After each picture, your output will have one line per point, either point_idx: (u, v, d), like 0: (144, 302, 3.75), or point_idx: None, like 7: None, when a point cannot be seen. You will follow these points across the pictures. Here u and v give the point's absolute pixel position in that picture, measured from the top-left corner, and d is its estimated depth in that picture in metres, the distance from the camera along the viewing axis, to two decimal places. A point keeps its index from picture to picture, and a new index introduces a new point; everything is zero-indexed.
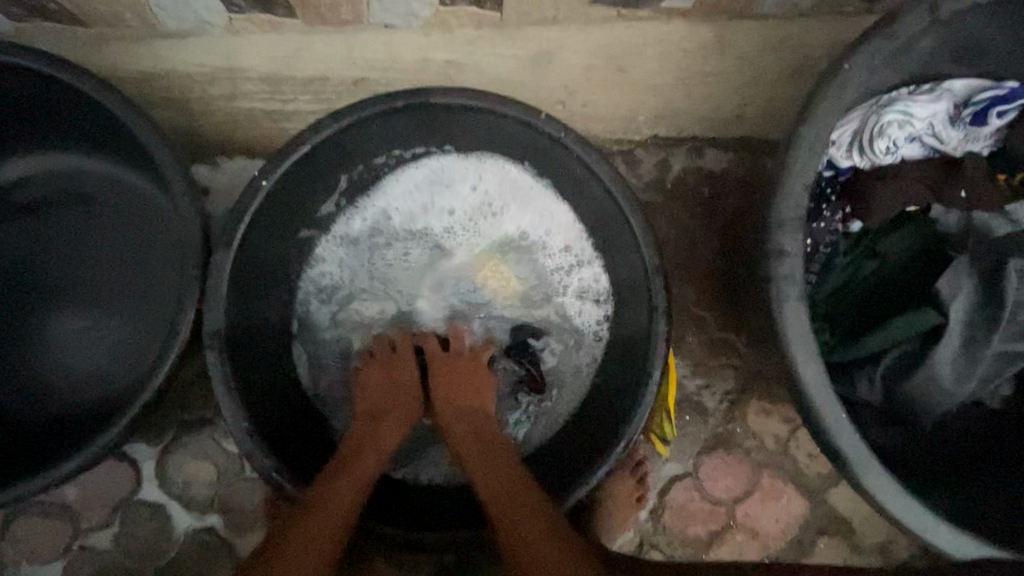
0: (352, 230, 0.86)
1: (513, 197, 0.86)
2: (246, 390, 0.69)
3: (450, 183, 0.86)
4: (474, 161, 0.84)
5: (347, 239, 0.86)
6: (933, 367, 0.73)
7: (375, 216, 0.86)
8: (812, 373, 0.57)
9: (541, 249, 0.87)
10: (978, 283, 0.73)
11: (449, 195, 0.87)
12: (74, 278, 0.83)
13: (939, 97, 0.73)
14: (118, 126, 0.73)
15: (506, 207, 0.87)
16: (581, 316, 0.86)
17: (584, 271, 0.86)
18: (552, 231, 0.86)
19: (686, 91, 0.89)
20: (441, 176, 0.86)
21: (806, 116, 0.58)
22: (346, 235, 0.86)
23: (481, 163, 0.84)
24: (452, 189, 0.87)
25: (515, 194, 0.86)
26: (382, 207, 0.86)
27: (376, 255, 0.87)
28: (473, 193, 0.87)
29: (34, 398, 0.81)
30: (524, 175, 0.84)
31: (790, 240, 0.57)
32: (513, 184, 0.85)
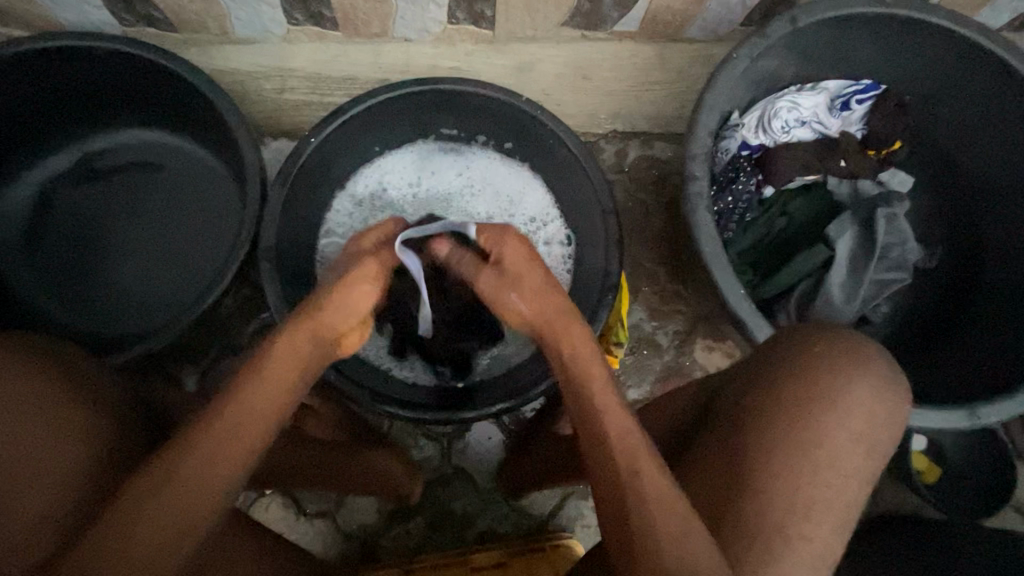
0: (359, 191, 1.08)
1: (487, 181, 1.11)
2: (289, 297, 0.87)
3: (435, 170, 1.11)
4: (455, 151, 1.10)
5: (354, 198, 1.07)
6: (829, 291, 0.94)
7: (376, 185, 1.09)
8: (718, 263, 0.78)
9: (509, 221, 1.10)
10: (858, 228, 0.95)
11: (435, 177, 1.12)
12: (142, 226, 1.02)
13: (818, 92, 0.99)
14: (196, 101, 0.94)
15: (478, 187, 1.11)
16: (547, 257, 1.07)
17: (548, 227, 1.08)
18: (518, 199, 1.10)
19: (637, 96, 1.14)
20: (430, 163, 1.11)
21: (711, 89, 0.81)
22: (360, 198, 1.08)
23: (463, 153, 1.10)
24: (438, 177, 1.11)
25: (487, 178, 1.11)
26: (383, 180, 1.09)
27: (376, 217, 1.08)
28: (455, 178, 1.11)
29: (101, 321, 0.98)
30: (494, 159, 1.09)
31: (700, 169, 0.80)
32: (483, 172, 1.11)
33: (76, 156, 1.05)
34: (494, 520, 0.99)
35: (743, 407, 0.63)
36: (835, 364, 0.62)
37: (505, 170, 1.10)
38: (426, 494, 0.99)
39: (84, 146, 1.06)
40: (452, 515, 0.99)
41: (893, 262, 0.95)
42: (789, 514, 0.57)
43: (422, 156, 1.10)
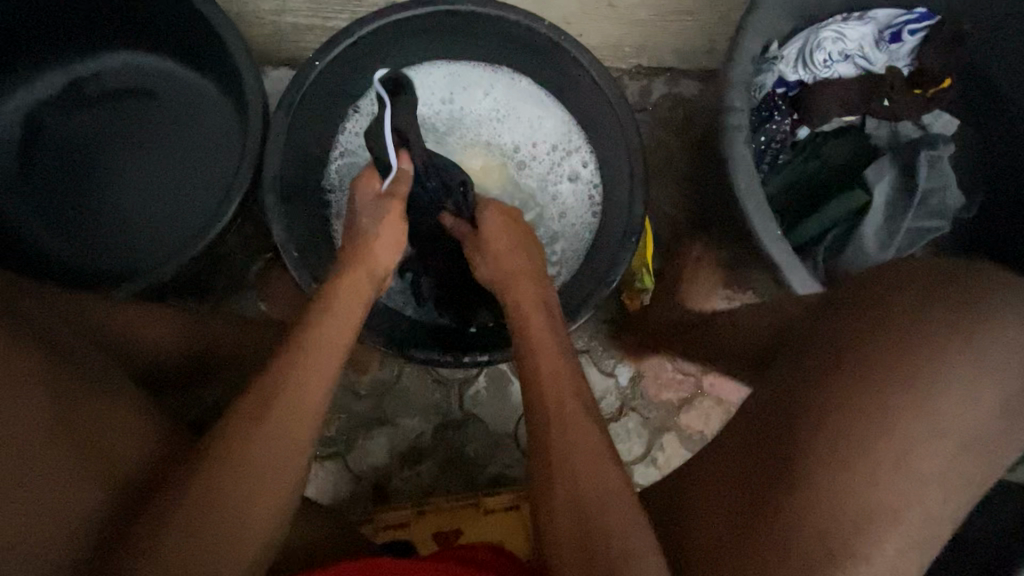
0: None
1: (521, 105, 1.01)
2: (294, 235, 0.82)
3: (463, 86, 1.01)
4: (484, 68, 1.00)
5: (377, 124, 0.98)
6: (862, 237, 0.89)
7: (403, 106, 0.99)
8: (753, 202, 0.73)
9: (540, 151, 1.02)
10: (898, 172, 0.90)
11: (464, 94, 1.02)
12: (136, 158, 0.95)
13: (866, 22, 0.91)
14: (189, 18, 0.87)
15: (516, 109, 1.02)
16: (570, 191, 1.01)
17: (575, 158, 1.00)
18: (549, 126, 1.01)
19: (667, 26, 1.05)
20: (460, 79, 1.01)
21: (757, 8, 0.74)
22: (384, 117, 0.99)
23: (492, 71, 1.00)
24: (467, 94, 1.02)
25: (517, 101, 1.01)
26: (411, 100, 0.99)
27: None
28: (484, 97, 1.02)
29: (97, 256, 0.93)
30: (526, 81, 0.99)
31: (739, 98, 0.73)
32: (515, 92, 1.01)
33: (62, 81, 0.98)
34: (507, 465, 0.97)
35: (807, 362, 0.60)
36: (937, 319, 0.56)
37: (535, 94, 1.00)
38: (434, 442, 0.97)
39: (71, 70, 0.98)
40: (464, 459, 0.97)
41: (934, 210, 0.90)
42: (878, 466, 0.54)
43: (455, 67, 1.00)
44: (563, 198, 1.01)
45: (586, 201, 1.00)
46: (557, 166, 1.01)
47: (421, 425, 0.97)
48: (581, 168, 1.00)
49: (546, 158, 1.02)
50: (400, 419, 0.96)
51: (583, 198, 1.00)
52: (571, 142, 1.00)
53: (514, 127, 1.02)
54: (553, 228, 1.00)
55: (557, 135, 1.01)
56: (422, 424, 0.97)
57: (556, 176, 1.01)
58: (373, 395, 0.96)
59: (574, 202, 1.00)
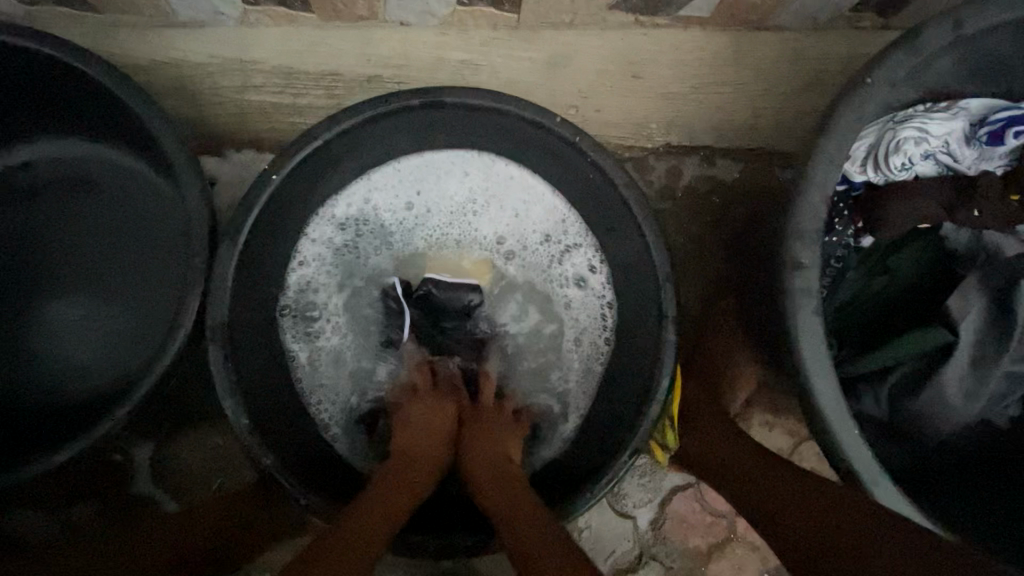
0: (338, 214, 0.83)
1: (512, 202, 0.86)
2: (247, 386, 0.68)
3: (433, 183, 0.85)
4: (456, 159, 0.84)
5: (333, 223, 0.83)
6: (943, 382, 0.73)
7: (362, 207, 0.84)
8: (824, 386, 0.57)
9: (538, 249, 0.86)
10: (990, 303, 0.73)
11: (435, 191, 0.86)
12: (73, 269, 0.81)
13: (954, 115, 0.73)
14: (125, 113, 0.72)
15: (505, 205, 0.86)
16: (574, 299, 0.85)
17: (578, 256, 0.85)
18: (543, 218, 0.85)
19: (700, 101, 0.89)
20: (426, 175, 0.85)
21: (829, 127, 0.57)
22: (343, 224, 0.84)
23: (467, 161, 0.84)
24: (437, 191, 0.86)
25: (502, 191, 0.85)
26: (368, 197, 0.84)
27: (362, 256, 0.85)
28: (461, 192, 0.86)
29: (26, 385, 0.79)
30: (511, 166, 0.84)
31: (807, 251, 0.56)
32: (498, 182, 0.85)
33: None
34: None
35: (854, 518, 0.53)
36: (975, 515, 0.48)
37: (523, 182, 0.85)
38: None
39: None
40: None
41: None
42: None
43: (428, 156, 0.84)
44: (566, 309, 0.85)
45: (596, 309, 0.84)
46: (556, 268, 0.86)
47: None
48: (587, 274, 0.85)
49: (537, 265, 0.86)
50: (381, 571, 0.83)
51: (591, 311, 0.84)
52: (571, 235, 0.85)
53: (497, 226, 0.87)
54: (538, 352, 0.85)
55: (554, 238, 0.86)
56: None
57: (556, 281, 0.86)
58: None
59: (580, 314, 0.85)
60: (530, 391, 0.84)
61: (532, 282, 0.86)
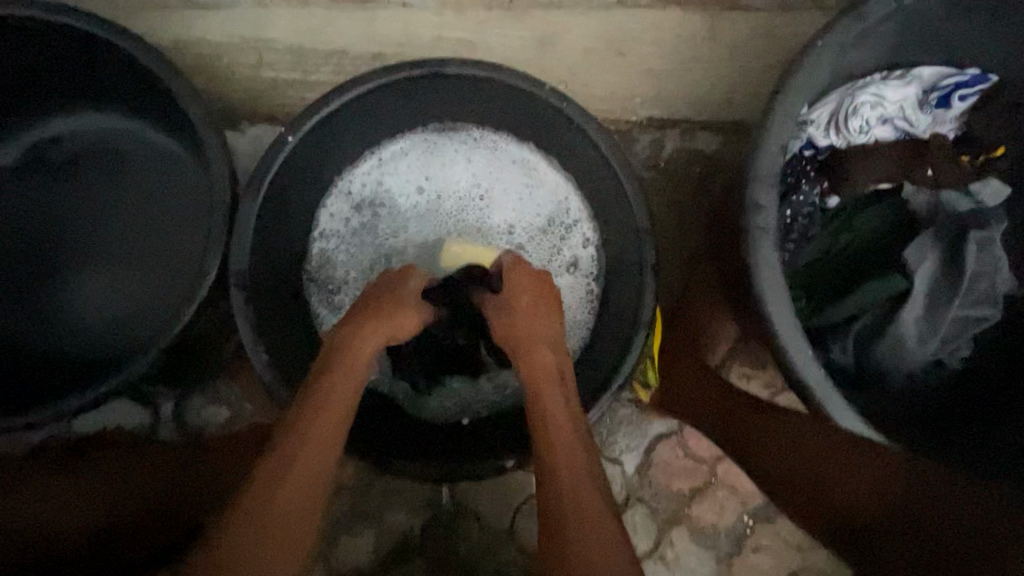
0: (354, 190, 0.91)
1: (505, 172, 0.93)
2: (266, 330, 0.75)
3: (441, 160, 0.93)
4: (460, 139, 0.92)
5: (349, 199, 0.91)
6: (900, 327, 0.80)
7: (377, 182, 0.92)
8: (783, 316, 0.64)
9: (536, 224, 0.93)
10: (942, 253, 0.80)
11: (442, 167, 0.93)
12: (103, 231, 0.88)
13: (908, 82, 0.80)
14: (153, 85, 0.79)
15: (500, 176, 0.93)
16: (568, 269, 0.91)
17: (574, 230, 0.92)
18: (540, 194, 0.93)
19: (681, 76, 0.96)
20: (434, 153, 0.92)
21: (785, 87, 0.65)
22: (359, 196, 0.91)
23: (471, 142, 0.92)
24: (443, 168, 0.93)
25: (503, 170, 0.93)
26: (382, 174, 0.92)
27: (373, 227, 0.92)
28: (464, 169, 0.93)
29: (60, 340, 0.86)
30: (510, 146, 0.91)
31: (765, 195, 0.64)
32: (499, 162, 0.93)
33: (25, 146, 0.91)
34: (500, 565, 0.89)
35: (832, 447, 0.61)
36: None
37: (521, 161, 0.92)
38: (425, 535, 0.89)
39: (33, 134, 0.91)
40: (456, 556, 0.89)
41: (982, 296, 0.80)
42: None
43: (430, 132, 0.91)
44: (562, 279, 0.92)
45: (590, 277, 0.91)
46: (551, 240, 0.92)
47: (409, 518, 0.90)
48: (574, 235, 0.92)
49: (529, 230, 0.93)
50: (387, 512, 0.90)
51: (579, 269, 0.91)
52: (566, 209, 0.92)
53: (493, 195, 0.93)
54: None
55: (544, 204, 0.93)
56: (409, 518, 0.90)
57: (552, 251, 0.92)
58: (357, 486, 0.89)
59: (575, 281, 0.91)
60: None
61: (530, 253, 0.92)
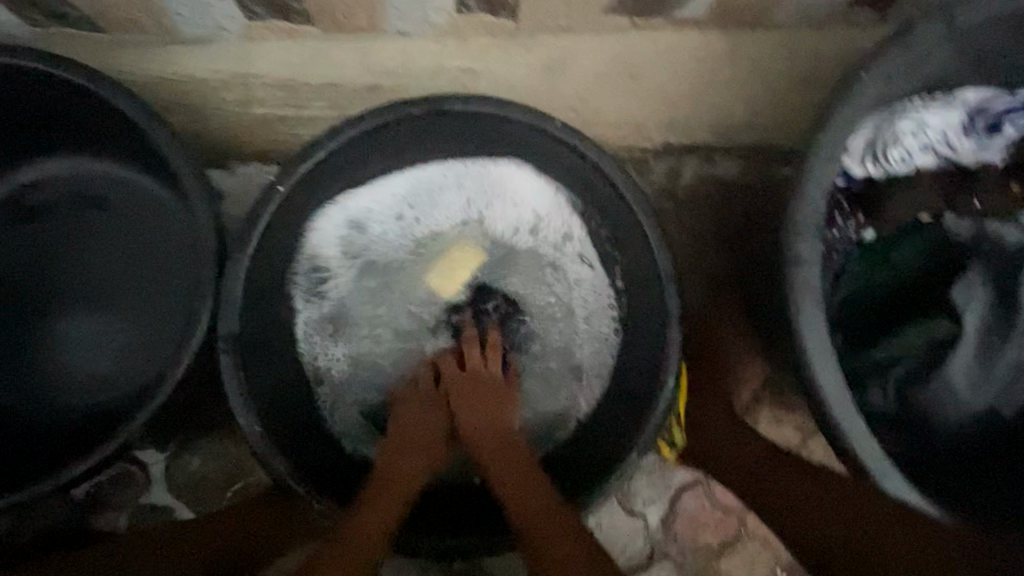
0: (327, 242, 0.83)
1: (498, 199, 0.86)
2: (260, 394, 0.70)
3: (423, 196, 0.86)
4: (443, 169, 0.84)
5: (322, 253, 0.83)
6: (947, 373, 0.74)
7: (355, 226, 0.85)
8: (830, 383, 0.57)
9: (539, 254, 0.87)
10: (993, 292, 0.74)
11: (426, 203, 0.86)
12: (86, 283, 0.83)
13: (954, 107, 0.73)
14: (134, 130, 0.73)
15: (494, 206, 0.86)
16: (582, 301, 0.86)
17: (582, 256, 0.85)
18: (538, 221, 0.86)
19: (699, 100, 0.89)
20: (414, 189, 0.85)
21: (824, 125, 0.58)
22: (336, 244, 0.84)
23: (456, 172, 0.84)
24: (428, 204, 0.86)
25: (496, 195, 0.86)
26: (358, 218, 0.84)
27: (362, 273, 0.86)
28: (451, 201, 0.87)
29: (43, 400, 0.81)
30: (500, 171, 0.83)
31: (806, 246, 0.57)
32: (491, 189, 0.85)
33: (2, 193, 0.85)
34: None
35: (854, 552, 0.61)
36: None
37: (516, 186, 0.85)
38: None
39: (9, 180, 0.85)
40: None
41: None
42: None
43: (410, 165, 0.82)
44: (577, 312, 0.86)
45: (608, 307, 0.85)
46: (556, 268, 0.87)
47: None
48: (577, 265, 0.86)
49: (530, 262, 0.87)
50: None
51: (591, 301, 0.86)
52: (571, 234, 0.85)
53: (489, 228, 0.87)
54: (556, 364, 0.85)
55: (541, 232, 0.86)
56: None
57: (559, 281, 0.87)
58: None
59: (591, 312, 0.86)
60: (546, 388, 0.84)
61: (535, 289, 0.87)
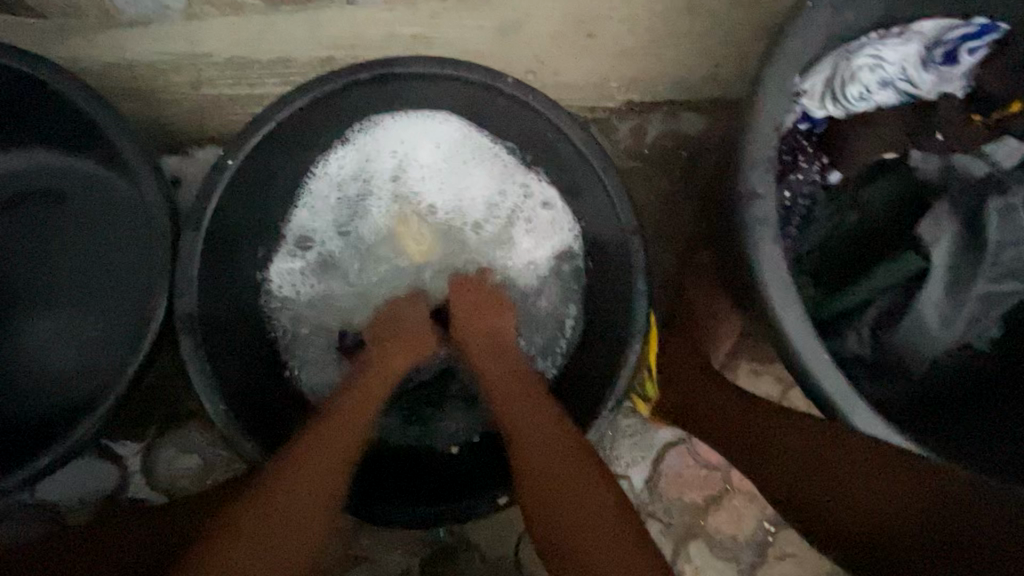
0: (290, 232, 0.83)
1: (446, 157, 0.84)
2: (222, 375, 0.68)
3: (370, 165, 0.84)
4: (379, 134, 0.82)
5: (286, 244, 0.83)
6: (919, 311, 0.73)
7: (312, 210, 0.83)
8: (791, 315, 0.56)
9: (497, 207, 0.85)
10: (961, 225, 0.73)
11: (375, 173, 0.84)
12: (45, 278, 0.81)
13: (909, 39, 0.73)
14: (78, 115, 0.72)
15: (487, 170, 0.84)
16: (543, 249, 0.84)
17: (535, 199, 0.83)
18: (487, 171, 0.84)
19: (658, 54, 0.88)
20: (360, 160, 0.83)
21: (773, 59, 0.57)
22: (298, 232, 0.83)
23: (391, 132, 0.82)
24: (379, 172, 0.84)
25: (440, 150, 0.84)
26: (315, 202, 0.83)
27: (327, 258, 0.84)
28: (398, 164, 0.85)
29: (10, 398, 0.79)
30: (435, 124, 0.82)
31: (761, 179, 0.56)
32: (434, 145, 0.83)
33: None
34: None
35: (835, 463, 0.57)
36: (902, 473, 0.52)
37: (457, 138, 0.82)
38: None
39: None
40: None
41: (1009, 270, 0.73)
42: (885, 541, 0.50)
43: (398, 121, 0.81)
44: (542, 263, 0.84)
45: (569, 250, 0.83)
46: (514, 218, 0.85)
47: (405, 557, 0.83)
48: (560, 232, 0.83)
49: (517, 229, 0.85)
50: (380, 553, 0.83)
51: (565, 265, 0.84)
52: (520, 176, 0.83)
53: (478, 194, 0.85)
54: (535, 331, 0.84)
55: (533, 199, 0.83)
56: (406, 557, 0.83)
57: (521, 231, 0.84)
58: (344, 529, 0.83)
59: (557, 258, 0.84)
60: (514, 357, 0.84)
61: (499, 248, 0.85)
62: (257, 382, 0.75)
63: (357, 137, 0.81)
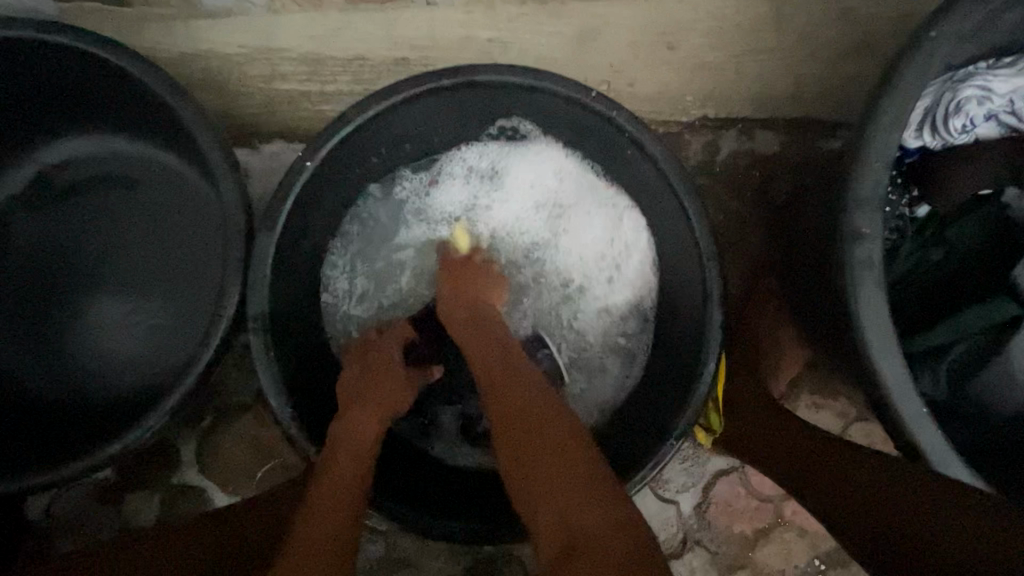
0: (355, 249, 0.84)
1: (512, 175, 0.84)
2: (286, 375, 0.68)
3: (433, 184, 0.85)
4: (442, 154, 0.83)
5: (349, 261, 0.83)
6: (1010, 357, 0.70)
7: (376, 225, 0.84)
8: (891, 365, 0.54)
9: (563, 220, 0.84)
10: None
11: (439, 191, 0.85)
12: (115, 263, 0.82)
13: (1022, 70, 0.68)
14: (160, 106, 0.72)
15: (566, 205, 0.84)
16: (612, 261, 0.83)
17: (604, 208, 0.83)
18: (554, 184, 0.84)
19: (740, 70, 0.85)
20: (423, 178, 0.84)
21: (888, 89, 0.54)
22: (361, 249, 0.84)
23: (454, 152, 0.83)
24: (441, 191, 0.85)
25: (507, 166, 0.84)
26: (380, 219, 0.84)
27: (391, 273, 0.84)
28: (459, 182, 0.85)
29: (77, 379, 0.81)
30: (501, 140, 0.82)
31: (868, 220, 0.55)
32: (498, 163, 0.84)
33: (31, 172, 0.85)
34: None
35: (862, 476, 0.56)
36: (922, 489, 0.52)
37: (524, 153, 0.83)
38: None
39: (38, 160, 0.85)
40: None
41: None
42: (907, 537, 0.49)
43: (471, 161, 0.84)
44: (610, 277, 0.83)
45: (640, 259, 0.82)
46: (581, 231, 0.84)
47: (448, 564, 0.83)
48: (631, 248, 0.82)
49: (598, 266, 0.84)
50: (424, 558, 0.83)
51: (642, 291, 0.82)
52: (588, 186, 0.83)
53: (559, 220, 0.84)
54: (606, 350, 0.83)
55: (614, 228, 0.83)
56: (449, 564, 0.83)
57: (588, 245, 0.84)
58: (389, 531, 0.83)
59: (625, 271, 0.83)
60: (577, 372, 0.84)
61: (568, 263, 0.84)
62: (311, 386, 0.75)
63: (423, 158, 0.83)
